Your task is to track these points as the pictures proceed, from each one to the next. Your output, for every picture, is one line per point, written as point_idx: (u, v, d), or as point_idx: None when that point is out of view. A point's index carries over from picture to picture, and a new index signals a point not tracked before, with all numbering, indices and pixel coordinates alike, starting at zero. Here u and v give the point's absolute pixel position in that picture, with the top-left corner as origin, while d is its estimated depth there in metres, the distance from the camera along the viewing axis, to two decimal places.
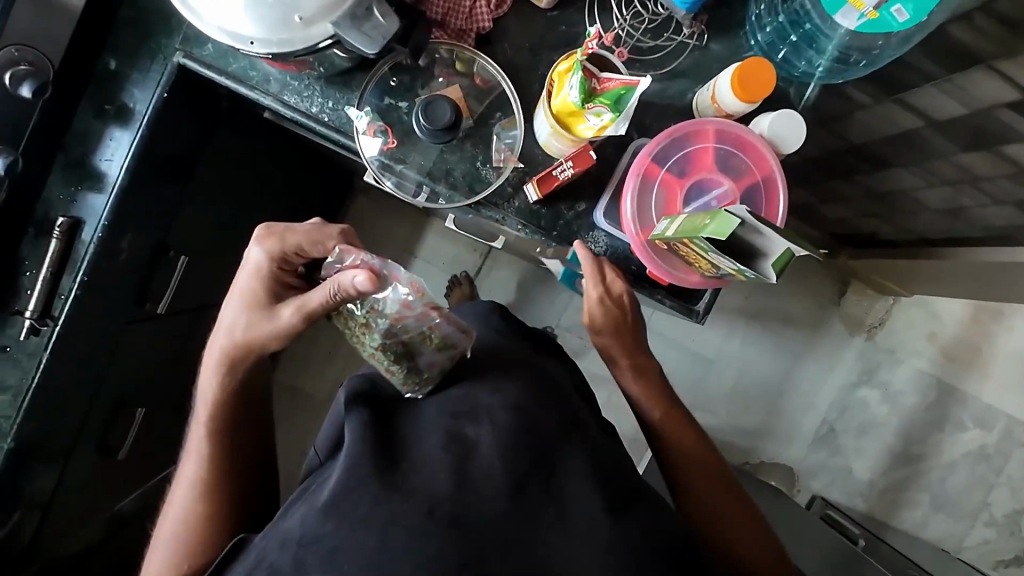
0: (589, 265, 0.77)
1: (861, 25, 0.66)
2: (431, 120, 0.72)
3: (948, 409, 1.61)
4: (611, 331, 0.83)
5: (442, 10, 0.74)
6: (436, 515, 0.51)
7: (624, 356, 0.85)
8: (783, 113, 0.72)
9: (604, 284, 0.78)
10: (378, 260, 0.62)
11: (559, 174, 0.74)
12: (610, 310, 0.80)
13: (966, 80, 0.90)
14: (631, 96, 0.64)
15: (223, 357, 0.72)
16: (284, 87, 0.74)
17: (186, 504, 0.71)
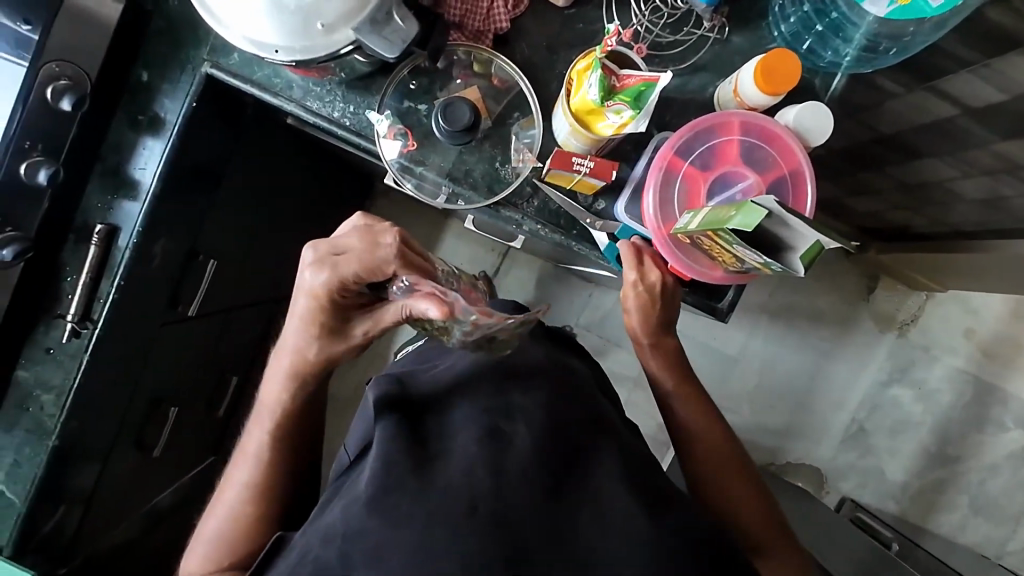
0: (627, 252, 0.75)
1: (890, 12, 0.63)
2: (450, 121, 0.72)
3: (988, 409, 1.54)
4: (644, 320, 0.80)
5: (460, 12, 0.74)
6: (478, 513, 0.50)
7: (649, 342, 0.84)
8: (809, 104, 0.70)
9: (642, 272, 0.75)
10: (442, 289, 0.60)
11: (575, 170, 0.71)
12: (645, 297, 0.77)
13: (1005, 64, 0.87)
14: (651, 92, 0.63)
15: (292, 371, 0.74)
16: (307, 93, 0.76)
17: (228, 508, 0.73)
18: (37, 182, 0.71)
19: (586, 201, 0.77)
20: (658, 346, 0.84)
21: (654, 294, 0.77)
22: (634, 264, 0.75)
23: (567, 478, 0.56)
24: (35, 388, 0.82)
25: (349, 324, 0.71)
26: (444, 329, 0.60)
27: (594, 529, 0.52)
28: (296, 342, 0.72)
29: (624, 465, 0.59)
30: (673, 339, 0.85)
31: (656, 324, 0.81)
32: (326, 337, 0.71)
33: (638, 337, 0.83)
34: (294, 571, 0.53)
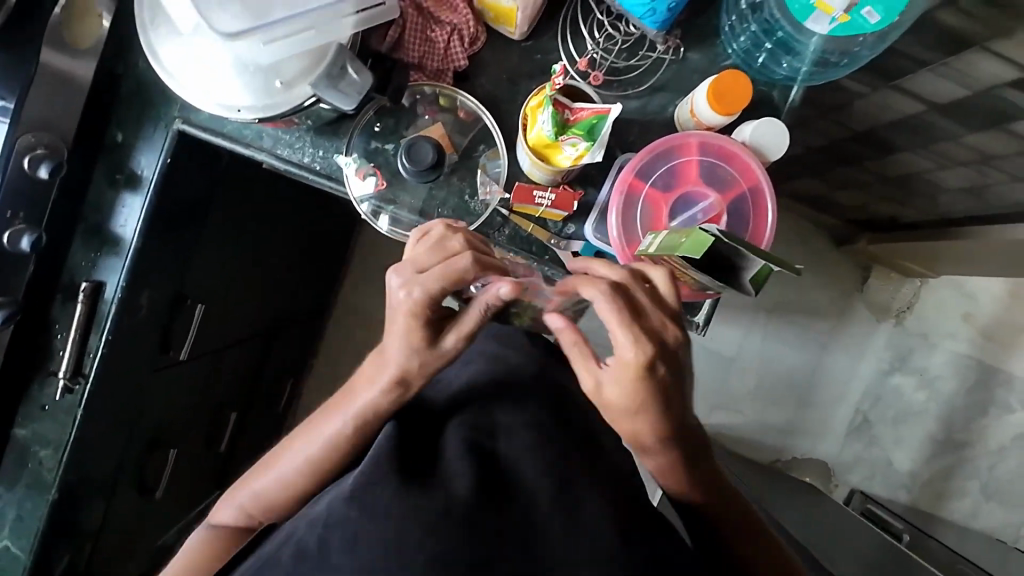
0: (596, 302, 0.58)
1: (834, 30, 0.65)
2: (414, 162, 0.74)
3: (993, 392, 1.55)
4: (636, 400, 0.60)
5: (418, 54, 0.76)
6: (451, 516, 0.49)
7: (646, 431, 0.63)
8: (765, 120, 0.71)
9: (630, 328, 0.57)
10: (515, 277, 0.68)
11: (535, 203, 0.77)
12: (635, 369, 0.58)
13: (961, 62, 0.88)
14: (604, 124, 0.64)
15: (394, 377, 0.67)
16: (276, 141, 0.78)
17: (269, 482, 0.69)
18: (20, 249, 0.73)
19: (555, 226, 0.79)
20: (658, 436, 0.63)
21: (648, 364, 0.58)
22: (612, 319, 0.58)
23: (566, 489, 0.54)
24: (34, 444, 0.85)
25: (444, 340, 0.66)
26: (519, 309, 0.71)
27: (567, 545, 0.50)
28: (406, 360, 0.66)
29: (604, 485, 0.56)
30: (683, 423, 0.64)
31: (657, 405, 0.61)
32: (430, 352, 0.67)
33: (623, 425, 0.63)
34: (278, 550, 0.55)
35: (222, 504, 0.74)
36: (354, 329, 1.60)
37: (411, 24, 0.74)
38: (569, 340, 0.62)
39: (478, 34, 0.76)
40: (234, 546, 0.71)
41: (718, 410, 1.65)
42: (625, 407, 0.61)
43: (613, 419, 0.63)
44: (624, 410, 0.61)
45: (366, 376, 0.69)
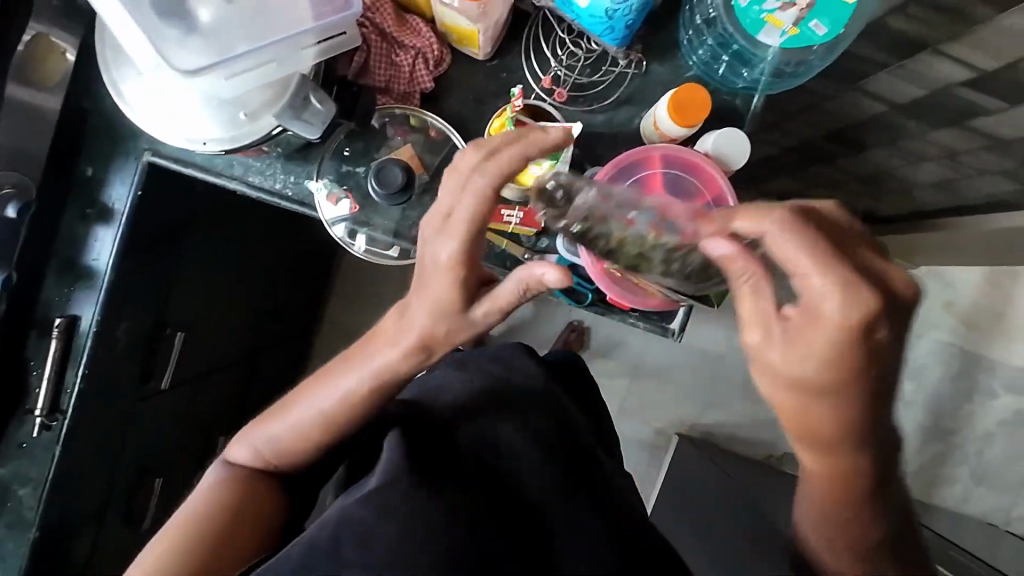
0: (782, 238, 0.50)
1: (784, 42, 0.67)
2: (383, 185, 0.74)
3: (976, 378, 1.55)
4: (822, 369, 0.51)
5: (385, 78, 0.77)
6: (457, 517, 0.53)
7: (817, 410, 0.54)
8: (724, 130, 0.73)
9: (845, 274, 0.48)
10: (588, 205, 0.62)
11: (504, 220, 0.79)
12: (836, 328, 0.48)
13: (917, 64, 0.91)
14: (564, 143, 0.73)
15: (415, 343, 0.64)
16: (247, 168, 0.79)
17: (283, 428, 0.71)
18: None
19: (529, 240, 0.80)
20: (827, 418, 0.54)
21: (857, 328, 0.48)
22: (809, 264, 0.49)
23: (574, 494, 0.57)
24: (12, 483, 0.84)
25: (473, 309, 0.62)
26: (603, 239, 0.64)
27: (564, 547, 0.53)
28: (430, 327, 0.63)
29: (600, 490, 0.58)
30: (865, 413, 0.54)
31: (845, 381, 0.51)
32: (459, 325, 0.63)
33: (785, 395, 0.54)
34: (288, 550, 0.57)
35: (235, 442, 0.76)
36: (345, 343, 1.60)
37: (376, 49, 0.75)
38: (738, 273, 0.53)
39: (443, 56, 0.77)
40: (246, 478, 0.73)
41: (710, 408, 1.67)
42: (807, 375, 0.51)
43: (770, 385, 0.54)
44: (799, 379, 0.52)
45: (387, 335, 0.67)
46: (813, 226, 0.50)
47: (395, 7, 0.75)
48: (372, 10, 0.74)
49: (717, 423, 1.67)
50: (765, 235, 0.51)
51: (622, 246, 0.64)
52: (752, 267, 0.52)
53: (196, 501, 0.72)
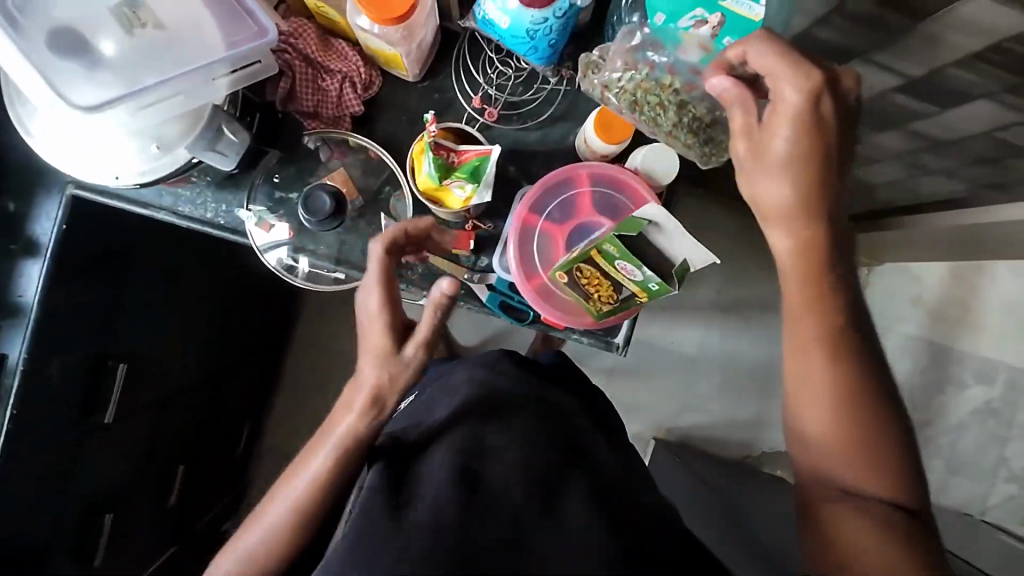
0: (762, 43, 0.57)
1: (702, 61, 0.67)
2: (312, 212, 0.74)
3: (947, 370, 1.53)
4: (792, 152, 0.58)
5: (312, 103, 0.76)
6: (445, 540, 0.48)
7: (794, 201, 0.59)
8: (653, 147, 0.74)
9: (809, 74, 0.56)
10: (618, 58, 0.70)
11: (433, 244, 0.77)
12: (793, 112, 0.57)
13: (850, 71, 0.92)
14: (486, 166, 0.71)
15: (369, 399, 0.66)
16: (177, 198, 0.78)
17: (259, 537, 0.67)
18: None
19: (469, 259, 0.80)
20: (810, 204, 0.59)
21: (814, 109, 0.56)
22: (779, 63, 0.56)
23: (558, 488, 0.52)
24: None
25: (403, 349, 0.66)
26: (633, 93, 0.71)
27: (553, 542, 0.48)
28: (376, 374, 0.66)
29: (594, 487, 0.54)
30: (837, 197, 0.60)
31: (811, 165, 0.58)
32: (398, 363, 0.66)
33: (764, 191, 0.60)
34: None
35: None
36: (317, 360, 1.59)
37: (300, 74, 0.74)
38: (732, 101, 0.61)
39: (372, 79, 0.77)
40: None
41: (686, 411, 1.67)
42: (777, 159, 0.59)
43: (751, 184, 0.61)
44: (776, 175, 0.59)
45: (342, 405, 0.68)
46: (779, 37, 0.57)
47: (319, 32, 0.75)
48: (295, 36, 0.73)
49: (693, 425, 1.66)
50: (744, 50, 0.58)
51: (644, 93, 0.71)
52: (736, 93, 0.60)
53: None
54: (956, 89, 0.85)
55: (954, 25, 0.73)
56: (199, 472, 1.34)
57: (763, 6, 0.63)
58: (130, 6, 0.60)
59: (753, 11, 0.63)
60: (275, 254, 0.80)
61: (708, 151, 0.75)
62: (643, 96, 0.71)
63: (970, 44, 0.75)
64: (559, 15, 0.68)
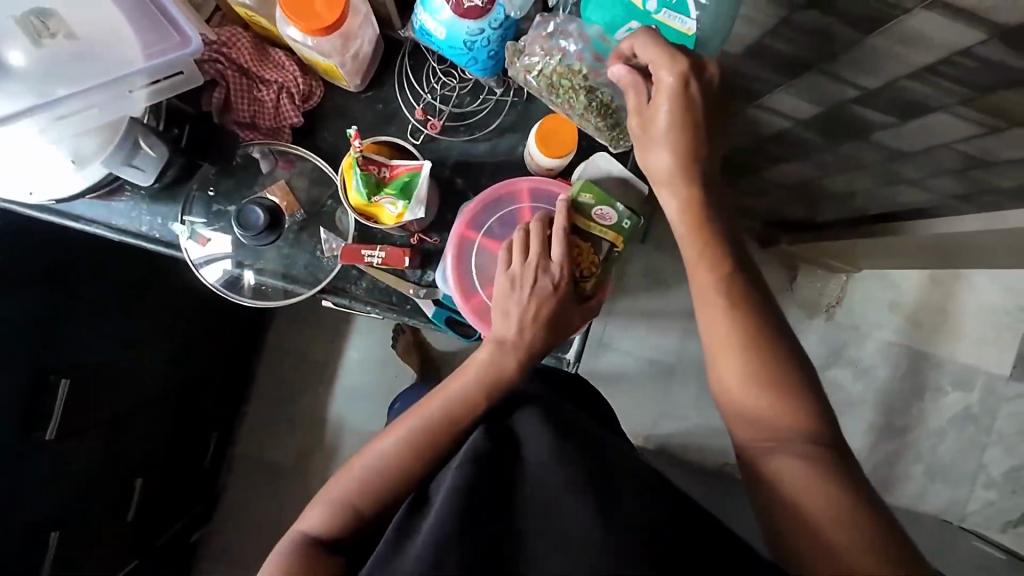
0: (644, 34, 0.63)
1: None
2: (247, 228, 0.72)
3: (925, 375, 1.51)
4: (672, 126, 0.64)
5: (248, 113, 0.74)
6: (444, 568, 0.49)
7: (674, 167, 0.66)
8: (597, 161, 0.76)
9: (677, 52, 0.62)
10: (534, 41, 0.70)
11: (366, 262, 0.75)
12: (671, 95, 0.63)
13: (805, 82, 0.91)
14: (417, 182, 0.68)
15: (491, 379, 0.67)
16: (108, 211, 0.75)
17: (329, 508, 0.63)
18: None
19: (414, 274, 0.78)
20: (687, 170, 0.67)
21: (688, 91, 0.63)
22: (657, 54, 0.62)
23: (551, 483, 0.53)
24: None
25: (568, 320, 0.70)
26: (552, 80, 0.71)
27: (548, 545, 0.50)
28: (529, 347, 0.68)
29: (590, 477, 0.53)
30: (712, 161, 0.67)
31: (689, 139, 0.65)
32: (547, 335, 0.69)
33: (654, 161, 0.67)
34: None
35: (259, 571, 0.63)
36: (287, 369, 1.57)
37: (234, 85, 0.72)
38: (628, 86, 0.66)
39: (311, 90, 0.75)
40: None
41: (665, 418, 1.59)
42: (660, 133, 0.65)
43: (645, 157, 0.68)
44: (664, 154, 0.66)
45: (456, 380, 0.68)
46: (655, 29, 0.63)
47: (255, 41, 0.72)
48: (228, 45, 0.71)
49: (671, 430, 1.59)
50: (629, 43, 0.64)
51: (559, 78, 0.71)
52: (629, 81, 0.66)
53: None
54: (912, 101, 0.84)
55: (901, 36, 0.72)
56: (160, 485, 1.31)
57: (694, 22, 0.64)
58: (39, 15, 0.57)
59: (685, 25, 0.64)
60: (217, 268, 0.78)
61: (615, 135, 0.76)
62: (561, 82, 0.71)
63: (920, 56, 0.74)
64: (495, 26, 0.67)
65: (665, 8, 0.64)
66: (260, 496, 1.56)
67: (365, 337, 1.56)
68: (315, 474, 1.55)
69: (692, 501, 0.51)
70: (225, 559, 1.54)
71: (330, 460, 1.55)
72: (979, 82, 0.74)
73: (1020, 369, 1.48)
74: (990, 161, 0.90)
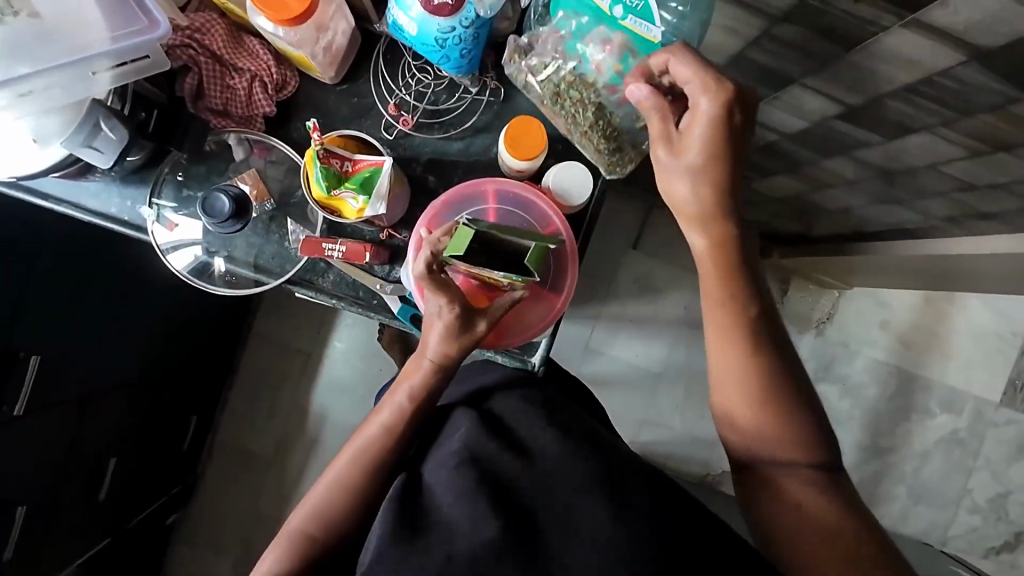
0: (683, 56, 0.62)
1: (611, 78, 0.70)
2: (211, 215, 0.72)
3: (913, 397, 1.49)
4: (703, 157, 0.64)
5: (221, 101, 0.74)
6: (454, 561, 0.53)
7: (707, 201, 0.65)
8: (566, 166, 0.75)
9: (714, 80, 0.62)
10: (548, 44, 0.71)
11: (327, 255, 0.74)
12: (707, 122, 0.63)
13: (789, 96, 0.90)
14: (378, 177, 0.68)
15: (427, 377, 0.71)
16: (78, 192, 0.75)
17: (314, 507, 0.68)
18: None
19: (382, 269, 0.78)
20: (716, 199, 0.65)
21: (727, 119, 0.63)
22: (695, 76, 0.62)
23: (559, 480, 0.58)
24: None
25: (473, 325, 0.69)
26: (556, 88, 0.73)
27: (562, 542, 0.54)
28: (444, 349, 0.69)
29: (597, 475, 0.58)
30: (742, 200, 0.67)
31: (721, 171, 0.64)
32: (457, 339, 0.69)
33: (678, 191, 0.66)
34: None
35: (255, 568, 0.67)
36: (269, 357, 1.57)
37: (206, 71, 0.72)
38: (654, 109, 0.65)
39: (286, 80, 0.75)
40: None
41: (646, 426, 1.56)
42: (692, 162, 0.64)
43: (666, 184, 0.67)
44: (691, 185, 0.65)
45: (408, 373, 0.73)
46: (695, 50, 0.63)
47: (230, 28, 0.72)
48: (201, 31, 0.71)
49: (652, 442, 1.56)
50: (669, 58, 0.63)
51: (569, 87, 0.73)
52: (656, 102, 0.65)
53: None
54: (896, 121, 0.82)
55: (881, 55, 0.71)
56: (136, 468, 1.31)
57: (660, 28, 0.66)
58: None
59: (649, 32, 0.66)
60: (187, 254, 0.78)
61: (613, 160, 0.77)
62: (565, 91, 0.73)
63: (902, 76, 0.73)
64: (466, 24, 0.66)
65: (632, 14, 0.66)
66: (239, 483, 1.56)
67: (348, 329, 1.56)
68: (295, 463, 1.55)
69: (667, 489, 0.58)
70: (203, 543, 1.55)
71: (311, 450, 1.56)
72: (960, 105, 0.73)
73: (1008, 396, 1.46)
74: (975, 185, 0.89)
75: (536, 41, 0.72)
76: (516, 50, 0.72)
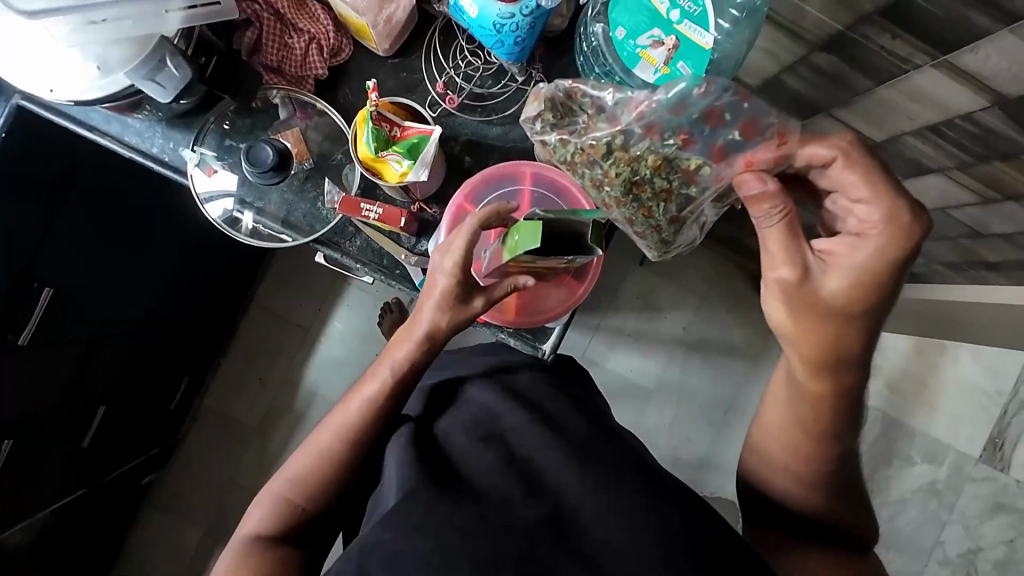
0: (848, 167, 0.57)
1: (657, 79, 0.71)
2: (254, 164, 0.74)
3: (896, 444, 1.49)
4: (839, 293, 0.58)
5: (276, 58, 0.77)
6: (487, 519, 0.53)
7: (823, 321, 0.60)
8: None
9: (882, 206, 0.56)
10: (637, 116, 0.68)
11: (363, 216, 0.76)
12: (855, 251, 0.57)
13: None
14: (424, 145, 0.71)
15: (421, 342, 0.71)
16: (125, 128, 0.77)
17: (315, 460, 0.68)
18: None
19: (409, 241, 0.80)
20: (838, 321, 0.60)
21: (901, 249, 0.56)
22: (866, 187, 0.56)
23: (588, 463, 0.59)
24: None
25: (472, 301, 0.70)
26: (639, 179, 0.69)
27: (594, 517, 0.54)
28: (435, 320, 0.70)
29: (625, 464, 0.60)
30: (864, 322, 0.60)
31: (857, 305, 0.59)
32: (457, 311, 0.70)
33: (787, 316, 0.62)
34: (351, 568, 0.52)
35: (249, 513, 0.69)
36: (271, 329, 1.55)
37: (268, 27, 0.75)
38: (785, 214, 0.58)
39: (341, 46, 0.77)
40: (278, 529, 0.66)
41: None
42: (826, 290, 0.59)
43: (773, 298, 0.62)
44: (828, 298, 0.59)
45: (401, 335, 0.73)
46: (873, 157, 0.57)
47: None
48: None
49: None
50: (837, 158, 0.57)
51: (653, 174, 0.68)
52: (791, 201, 0.58)
53: (224, 561, 0.64)
54: (916, 160, 0.86)
55: (910, 93, 0.75)
56: (124, 419, 1.30)
57: (712, 36, 0.69)
58: None
59: (703, 38, 0.69)
60: (221, 203, 0.80)
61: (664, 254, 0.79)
62: (647, 177, 0.69)
63: (926, 115, 0.77)
64: (525, 13, 0.69)
65: (687, 20, 0.70)
66: (219, 450, 1.54)
67: (350, 310, 1.54)
68: (277, 438, 1.54)
69: (668, 477, 0.61)
70: (174, 506, 1.53)
71: (295, 426, 1.54)
72: (976, 150, 0.76)
73: (988, 453, 1.44)
74: (980, 233, 0.93)
75: (621, 107, 0.68)
76: (575, 116, 0.70)
